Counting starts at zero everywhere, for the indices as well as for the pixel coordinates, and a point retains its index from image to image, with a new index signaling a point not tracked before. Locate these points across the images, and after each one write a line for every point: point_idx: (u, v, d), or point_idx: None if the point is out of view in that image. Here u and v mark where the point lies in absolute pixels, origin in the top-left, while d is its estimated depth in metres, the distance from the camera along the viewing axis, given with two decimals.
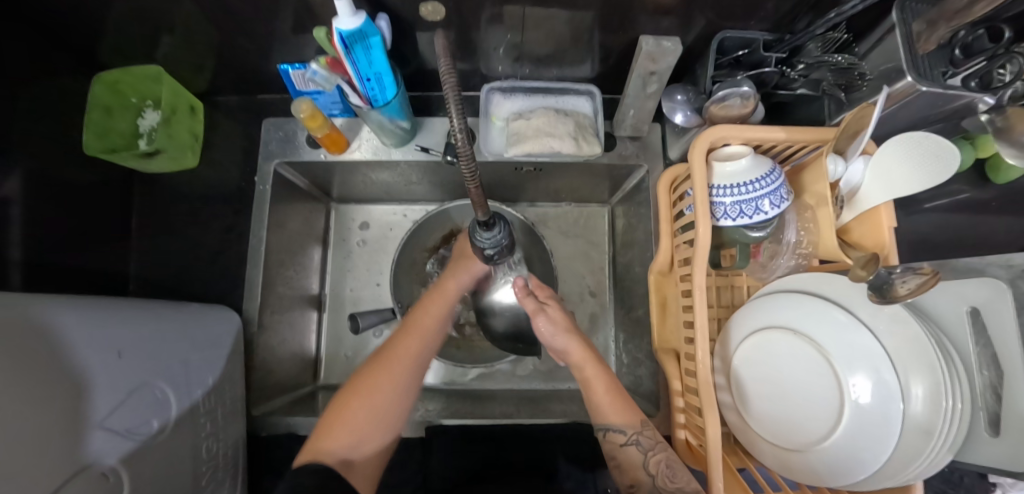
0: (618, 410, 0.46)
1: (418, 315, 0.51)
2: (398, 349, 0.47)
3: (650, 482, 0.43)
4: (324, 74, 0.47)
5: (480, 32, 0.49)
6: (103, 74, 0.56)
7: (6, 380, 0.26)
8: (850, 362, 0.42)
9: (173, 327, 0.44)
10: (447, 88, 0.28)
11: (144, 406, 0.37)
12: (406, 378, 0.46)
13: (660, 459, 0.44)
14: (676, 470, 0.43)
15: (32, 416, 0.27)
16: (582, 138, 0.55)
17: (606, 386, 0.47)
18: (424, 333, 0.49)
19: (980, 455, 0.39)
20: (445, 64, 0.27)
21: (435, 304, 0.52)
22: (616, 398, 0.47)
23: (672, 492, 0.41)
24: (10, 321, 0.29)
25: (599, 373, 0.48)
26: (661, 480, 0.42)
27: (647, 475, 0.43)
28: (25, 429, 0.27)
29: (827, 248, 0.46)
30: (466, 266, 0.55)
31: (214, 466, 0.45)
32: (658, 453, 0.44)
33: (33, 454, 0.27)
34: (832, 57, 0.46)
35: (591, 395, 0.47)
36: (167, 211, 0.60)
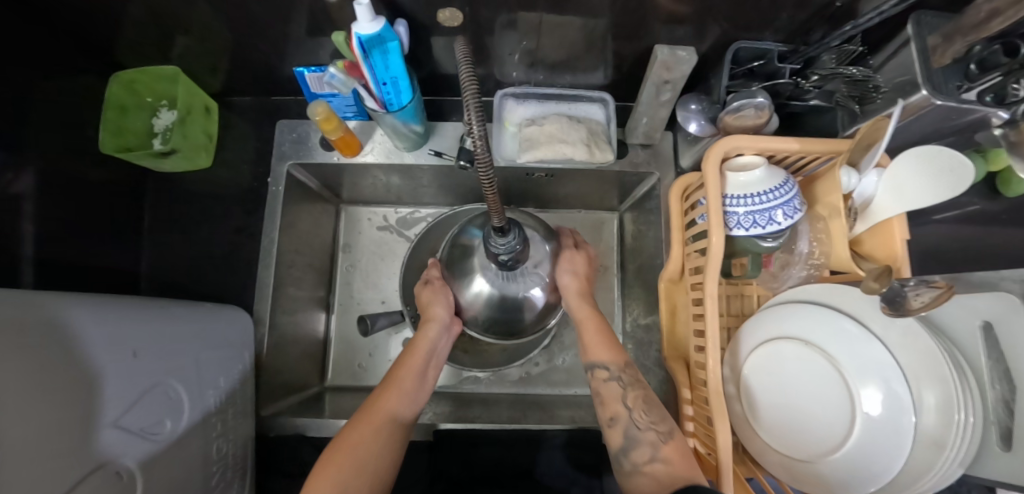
0: (607, 348, 0.50)
1: (396, 375, 0.49)
2: (376, 407, 0.46)
3: (627, 415, 0.45)
4: (341, 78, 0.48)
5: (494, 38, 0.49)
6: (121, 73, 0.56)
7: (26, 379, 0.26)
8: (860, 373, 0.42)
9: (185, 327, 0.44)
10: (466, 94, 0.28)
11: (156, 406, 0.37)
12: (387, 431, 0.44)
13: (637, 396, 0.46)
14: (651, 406, 0.45)
15: (49, 415, 0.27)
16: (594, 145, 0.55)
17: (597, 328, 0.53)
18: (403, 388, 0.48)
19: (992, 469, 0.38)
20: (466, 71, 0.27)
21: (408, 364, 0.51)
22: (608, 342, 0.51)
23: (647, 424, 0.43)
24: (31, 319, 0.29)
25: (596, 318, 0.54)
26: (638, 413, 0.44)
27: (624, 407, 0.45)
28: (42, 429, 0.27)
29: (840, 260, 0.46)
30: (429, 321, 0.53)
31: (224, 466, 0.45)
32: (636, 389, 0.47)
33: (47, 454, 0.27)
34: (846, 69, 0.46)
35: (588, 333, 0.52)
36: (180, 210, 0.60)
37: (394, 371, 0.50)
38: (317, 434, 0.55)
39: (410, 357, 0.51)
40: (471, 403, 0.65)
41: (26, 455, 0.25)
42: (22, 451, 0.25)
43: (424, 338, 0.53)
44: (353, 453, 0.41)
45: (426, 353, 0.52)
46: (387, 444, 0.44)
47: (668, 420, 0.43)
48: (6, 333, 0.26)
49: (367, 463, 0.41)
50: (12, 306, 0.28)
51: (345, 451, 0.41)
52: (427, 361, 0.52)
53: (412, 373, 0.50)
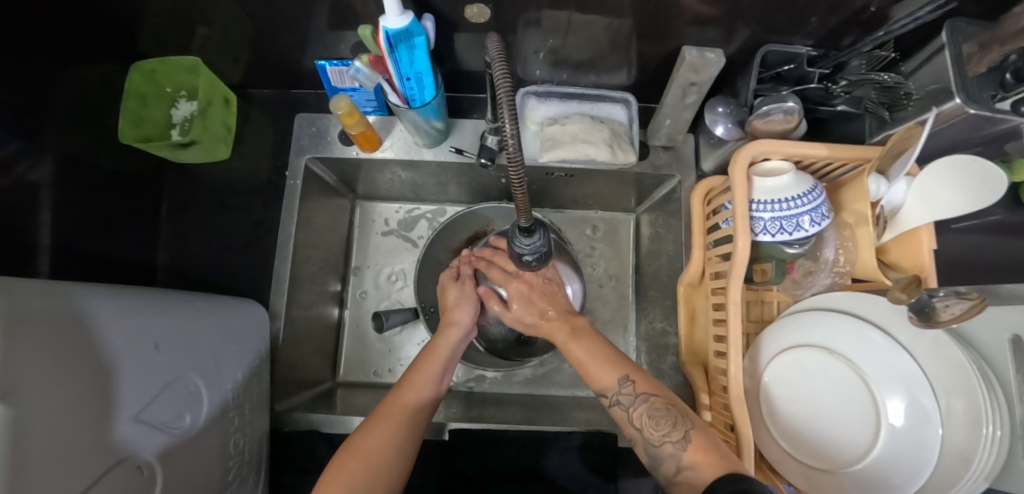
0: (599, 372, 0.47)
1: (412, 377, 0.48)
2: (388, 411, 0.45)
3: (640, 434, 0.43)
4: (366, 72, 0.46)
5: (518, 36, 0.49)
6: (141, 62, 0.56)
7: (49, 373, 0.26)
8: (885, 381, 0.42)
9: (204, 320, 0.44)
10: (500, 93, 0.28)
11: (176, 400, 0.37)
12: (397, 435, 0.43)
13: (643, 412, 0.43)
14: (660, 416, 0.42)
15: (71, 409, 0.27)
16: (617, 146, 0.54)
17: (588, 354, 0.48)
18: (421, 388, 0.48)
19: (1018, 485, 0.38)
20: (501, 69, 0.27)
21: (428, 365, 0.50)
22: (601, 361, 0.47)
23: (660, 438, 0.41)
24: (56, 310, 0.29)
25: (576, 337, 0.51)
26: (648, 430, 0.42)
27: (636, 429, 0.43)
28: (65, 424, 0.26)
29: (865, 269, 0.46)
30: (453, 325, 0.55)
31: (240, 461, 0.45)
32: (638, 405, 0.43)
33: (69, 450, 0.26)
34: (878, 74, 0.45)
35: (582, 358, 0.49)
36: (197, 202, 0.60)
37: (416, 364, 0.50)
38: (331, 430, 0.55)
39: (433, 353, 0.52)
40: (484, 403, 0.64)
41: (50, 451, 0.25)
42: (46, 447, 0.24)
43: (445, 339, 0.54)
44: (366, 458, 0.40)
45: (450, 348, 0.53)
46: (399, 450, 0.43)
47: (680, 426, 0.40)
48: (33, 325, 0.26)
49: (380, 467, 0.41)
50: (39, 297, 0.28)
51: (358, 454, 0.41)
52: (446, 365, 0.52)
53: (435, 367, 0.50)
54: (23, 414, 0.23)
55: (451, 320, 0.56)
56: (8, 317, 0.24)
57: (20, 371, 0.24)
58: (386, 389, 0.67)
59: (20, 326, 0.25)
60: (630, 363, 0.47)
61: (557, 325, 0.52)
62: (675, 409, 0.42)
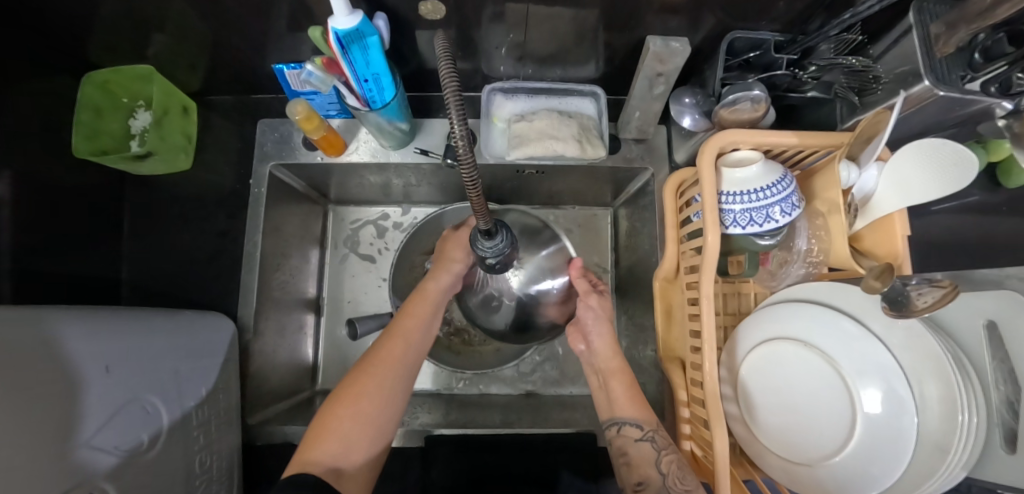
0: (634, 407, 0.47)
1: (403, 321, 0.49)
2: (380, 356, 0.45)
3: (660, 480, 0.41)
4: (320, 75, 0.45)
5: (481, 31, 0.47)
6: (93, 73, 0.54)
7: None
8: (861, 375, 0.41)
9: (163, 336, 0.42)
10: (447, 92, 0.26)
11: (133, 422, 0.36)
12: (389, 378, 0.44)
13: (672, 461, 0.42)
14: (688, 471, 0.41)
15: (19, 439, 0.26)
16: (586, 141, 0.53)
17: (628, 384, 0.50)
18: (406, 337, 0.47)
19: (996, 472, 0.37)
20: (446, 66, 0.26)
21: (415, 308, 0.50)
22: (634, 395, 0.49)
23: (682, 492, 0.40)
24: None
25: (626, 377, 0.50)
26: (671, 480, 0.41)
27: (657, 472, 0.42)
28: (12, 454, 0.25)
29: (839, 257, 0.44)
30: (439, 272, 0.53)
31: (208, 479, 0.44)
32: (671, 453, 0.43)
33: (16, 482, 0.25)
34: (845, 59, 0.44)
35: (618, 397, 0.49)
36: (160, 215, 0.58)
37: (404, 307, 0.50)
38: None
39: (422, 296, 0.51)
40: (465, 406, 0.63)
41: None
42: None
43: (433, 284, 0.53)
44: (355, 403, 0.41)
45: (440, 289, 0.53)
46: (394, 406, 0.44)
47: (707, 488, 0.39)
48: None
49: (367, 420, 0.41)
50: None
51: (344, 398, 0.41)
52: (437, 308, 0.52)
53: (423, 307, 0.51)
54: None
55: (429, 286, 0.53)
56: None
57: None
58: None
59: None
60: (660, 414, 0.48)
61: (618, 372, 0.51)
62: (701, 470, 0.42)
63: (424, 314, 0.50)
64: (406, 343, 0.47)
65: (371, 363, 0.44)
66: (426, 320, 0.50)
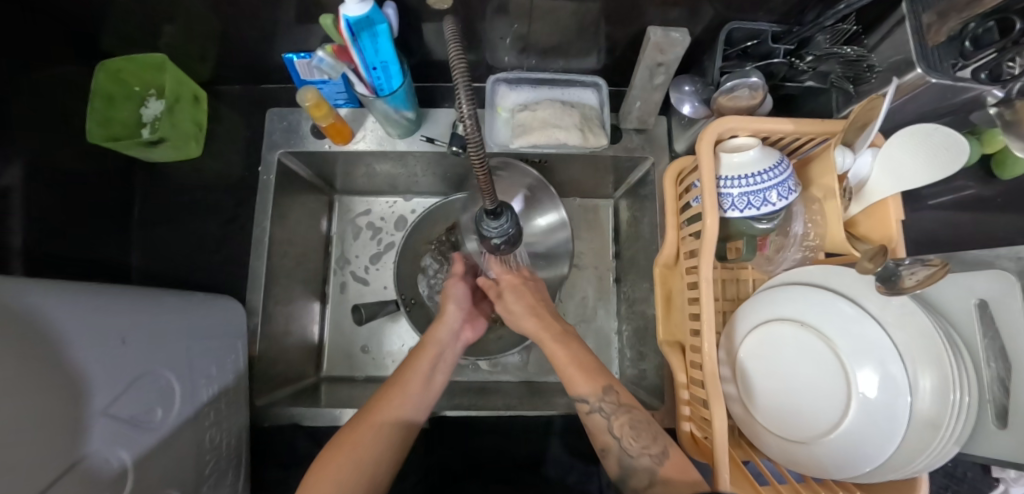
0: (584, 378, 0.45)
1: (401, 376, 0.47)
2: (378, 410, 0.44)
3: (617, 445, 0.42)
4: (329, 62, 0.45)
5: (486, 22, 0.49)
6: (107, 61, 0.55)
7: (21, 360, 0.26)
8: (856, 355, 0.41)
9: (175, 314, 0.43)
10: (457, 77, 0.30)
11: (147, 394, 0.37)
12: (387, 433, 0.42)
13: (624, 422, 0.43)
14: (640, 427, 0.42)
15: (41, 408, 0.26)
16: (588, 130, 0.54)
17: (572, 357, 0.47)
18: (406, 393, 0.46)
19: (985, 446, 0.38)
20: (455, 56, 0.29)
21: (421, 363, 0.49)
22: (583, 366, 0.46)
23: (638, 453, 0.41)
24: (28, 304, 0.29)
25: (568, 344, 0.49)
26: (626, 442, 0.42)
27: (613, 439, 0.42)
28: (38, 414, 0.26)
29: (834, 241, 0.45)
30: (441, 327, 0.53)
31: (218, 456, 0.45)
32: (621, 415, 0.43)
33: (42, 438, 0.26)
34: (841, 48, 0.45)
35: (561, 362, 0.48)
36: (170, 202, 0.59)
37: (406, 363, 0.49)
38: (313, 422, 0.54)
39: (423, 353, 0.50)
40: (467, 392, 0.64)
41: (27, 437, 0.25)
42: (23, 442, 0.24)
43: (433, 335, 0.52)
44: (349, 456, 0.39)
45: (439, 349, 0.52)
46: (387, 446, 0.42)
47: (659, 440, 0.41)
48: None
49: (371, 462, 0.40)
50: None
51: (343, 450, 0.40)
52: (437, 364, 0.51)
53: (427, 364, 0.49)
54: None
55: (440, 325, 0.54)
56: None
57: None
58: (367, 383, 0.67)
59: None
60: (612, 373, 0.46)
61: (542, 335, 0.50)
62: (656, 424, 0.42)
63: (426, 373, 0.49)
64: (404, 397, 0.46)
65: (368, 413, 0.43)
66: (427, 378, 0.48)
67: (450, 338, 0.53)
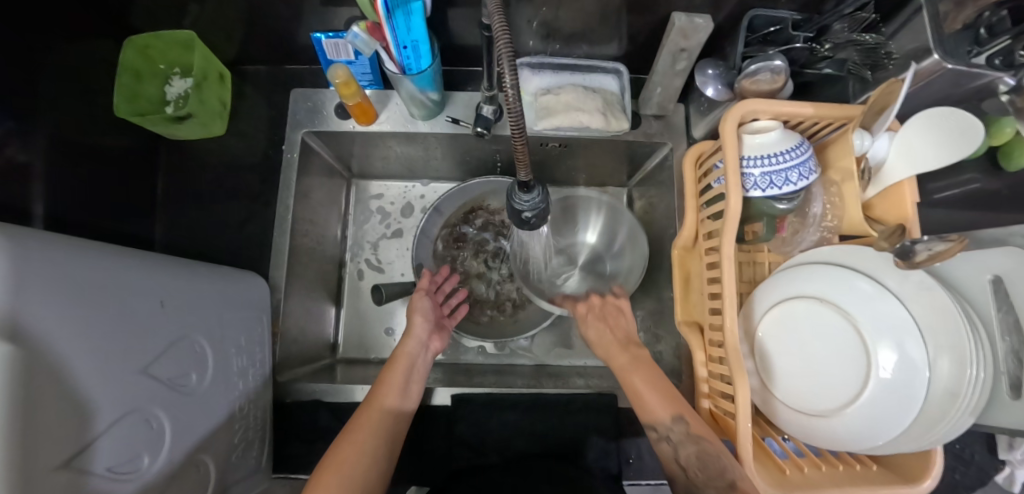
0: (660, 404, 0.45)
1: (379, 388, 0.47)
2: (360, 423, 0.43)
3: (683, 476, 0.42)
4: (364, 38, 0.46)
5: (514, 5, 0.49)
6: (135, 38, 0.55)
7: (66, 313, 0.26)
8: (876, 333, 0.42)
9: (209, 283, 0.43)
10: (501, 57, 0.30)
11: (182, 358, 0.37)
12: (372, 445, 0.42)
13: (691, 454, 0.41)
14: (710, 461, 0.40)
15: (78, 360, 0.27)
16: (610, 114, 0.56)
17: (649, 385, 0.47)
18: (385, 403, 0.46)
19: (1001, 417, 0.40)
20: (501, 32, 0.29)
21: (393, 373, 0.49)
22: (663, 393, 0.46)
23: (704, 485, 0.39)
24: (79, 258, 0.29)
25: (644, 371, 0.48)
26: (694, 473, 0.40)
27: (680, 470, 0.42)
28: (75, 368, 0.26)
29: (852, 223, 0.47)
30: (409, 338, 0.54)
31: (245, 426, 0.45)
32: (688, 447, 0.41)
33: (76, 393, 0.26)
34: (860, 36, 0.46)
35: (642, 393, 0.47)
36: (192, 179, 0.59)
37: (382, 376, 0.49)
38: (334, 398, 0.54)
39: (395, 364, 0.51)
40: (483, 373, 0.65)
41: (58, 390, 0.25)
42: (50, 395, 0.24)
43: (405, 348, 0.53)
44: (341, 470, 0.39)
45: (411, 359, 0.52)
46: (375, 456, 0.41)
47: (729, 473, 0.38)
48: (37, 269, 0.25)
49: (364, 469, 0.40)
50: (48, 243, 0.27)
51: (334, 466, 0.39)
52: (412, 372, 0.51)
53: (400, 374, 0.49)
54: (24, 359, 0.22)
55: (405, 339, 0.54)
56: (10, 260, 0.23)
57: (24, 316, 0.23)
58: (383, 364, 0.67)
59: (26, 270, 0.24)
60: (689, 405, 0.45)
61: (620, 353, 0.52)
62: (725, 457, 0.39)
63: (401, 382, 0.49)
64: (381, 406, 0.46)
65: (352, 428, 0.43)
66: (403, 386, 0.49)
67: (421, 351, 0.54)
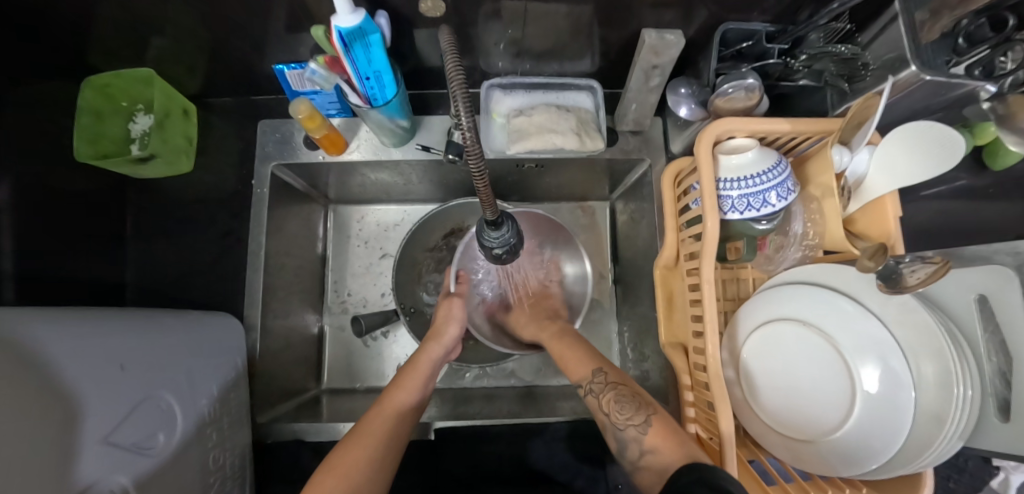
0: (578, 366, 0.50)
1: (394, 387, 0.48)
2: (370, 424, 0.43)
3: (607, 421, 0.43)
4: (323, 74, 0.45)
5: (478, 28, 0.48)
6: (94, 77, 0.53)
7: (12, 395, 0.25)
8: (860, 354, 0.41)
9: (171, 336, 0.42)
10: (453, 85, 0.29)
11: (147, 420, 0.36)
12: (382, 447, 0.42)
13: (610, 398, 0.45)
14: (625, 402, 0.43)
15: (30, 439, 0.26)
16: (585, 133, 0.54)
17: (574, 350, 0.53)
18: (398, 406, 0.47)
19: (988, 439, 0.39)
20: (453, 62, 0.28)
21: (410, 379, 0.50)
22: (585, 355, 0.51)
23: (624, 423, 0.42)
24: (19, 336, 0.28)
25: (559, 342, 0.55)
26: (614, 415, 0.43)
27: (605, 417, 0.44)
28: (28, 447, 0.25)
29: (833, 239, 0.46)
30: (436, 339, 0.55)
31: (222, 476, 0.44)
32: (608, 392, 0.45)
33: (35, 469, 0.25)
34: (835, 47, 0.45)
35: (565, 358, 0.53)
36: (159, 218, 0.58)
37: (398, 378, 0.50)
38: (315, 437, 0.53)
39: (415, 367, 0.52)
40: (471, 399, 0.64)
41: (19, 469, 0.24)
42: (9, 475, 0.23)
43: (426, 354, 0.54)
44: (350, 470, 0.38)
45: (432, 361, 0.54)
46: (381, 460, 0.41)
47: (642, 410, 0.41)
48: None
49: (365, 479, 0.39)
50: None
51: (340, 466, 0.39)
52: (428, 378, 0.52)
53: (417, 380, 0.50)
54: None
55: (435, 335, 0.56)
56: None
57: None
58: (370, 393, 0.67)
59: None
60: (610, 360, 0.50)
61: (547, 326, 0.59)
62: (640, 396, 0.43)
63: (417, 386, 0.50)
64: (395, 408, 0.46)
65: (363, 428, 0.43)
66: (418, 391, 0.50)
67: (438, 361, 0.55)
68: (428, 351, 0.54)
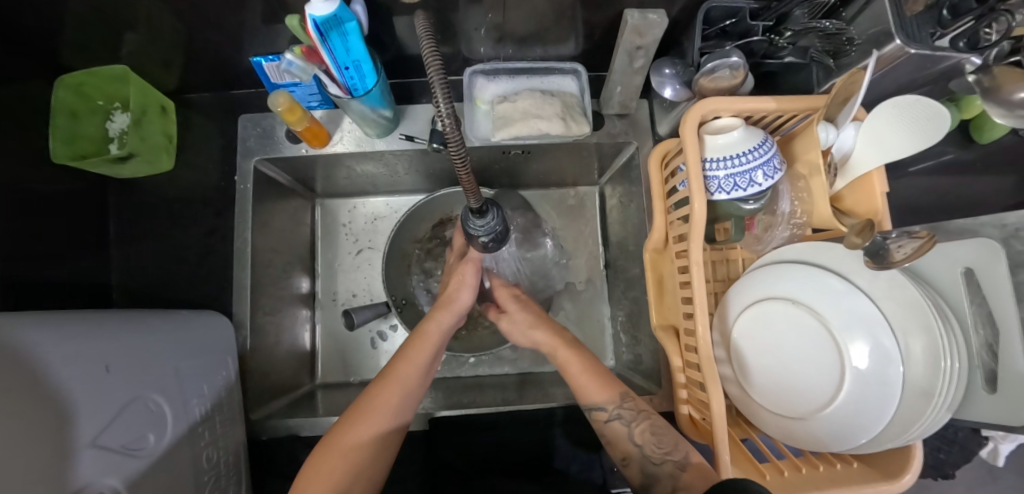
0: (600, 388, 0.47)
1: (396, 364, 0.47)
2: (377, 402, 0.44)
3: (639, 453, 0.43)
4: (300, 65, 0.44)
5: (460, 13, 0.46)
6: (66, 76, 0.52)
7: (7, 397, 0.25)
8: (849, 329, 0.41)
9: (156, 336, 0.42)
10: (431, 72, 0.27)
11: (136, 421, 0.35)
12: (385, 427, 0.43)
13: (644, 430, 0.44)
14: (662, 436, 0.43)
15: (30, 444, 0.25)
16: (570, 118, 0.54)
17: (586, 367, 0.50)
18: (403, 384, 0.46)
19: (975, 410, 0.39)
20: (429, 46, 0.26)
21: (416, 353, 0.49)
22: (598, 376, 0.49)
23: (659, 457, 0.41)
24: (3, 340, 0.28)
25: (578, 355, 0.51)
26: (648, 449, 0.42)
27: (634, 447, 0.43)
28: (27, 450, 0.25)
29: (821, 218, 0.45)
30: (445, 309, 0.53)
31: (216, 474, 0.44)
32: (640, 423, 0.44)
33: (34, 473, 0.25)
34: (819, 23, 0.44)
35: (576, 376, 0.49)
36: (144, 218, 0.57)
37: (404, 351, 0.49)
38: (310, 432, 0.54)
39: (423, 339, 0.50)
40: (464, 388, 0.64)
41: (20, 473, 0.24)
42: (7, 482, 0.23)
43: (435, 323, 0.52)
44: (352, 453, 0.41)
45: (440, 331, 0.52)
46: (381, 442, 0.43)
47: (682, 446, 0.41)
48: None
49: (365, 461, 0.41)
50: None
51: (343, 450, 0.41)
52: (436, 352, 0.50)
53: (425, 352, 0.49)
54: None
55: (444, 304, 0.54)
56: None
57: None
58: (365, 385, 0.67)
59: None
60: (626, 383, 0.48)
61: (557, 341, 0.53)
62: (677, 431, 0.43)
63: (426, 357, 0.49)
64: (401, 386, 0.46)
65: (365, 409, 0.43)
66: (427, 363, 0.49)
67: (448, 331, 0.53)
68: (438, 320, 0.52)
